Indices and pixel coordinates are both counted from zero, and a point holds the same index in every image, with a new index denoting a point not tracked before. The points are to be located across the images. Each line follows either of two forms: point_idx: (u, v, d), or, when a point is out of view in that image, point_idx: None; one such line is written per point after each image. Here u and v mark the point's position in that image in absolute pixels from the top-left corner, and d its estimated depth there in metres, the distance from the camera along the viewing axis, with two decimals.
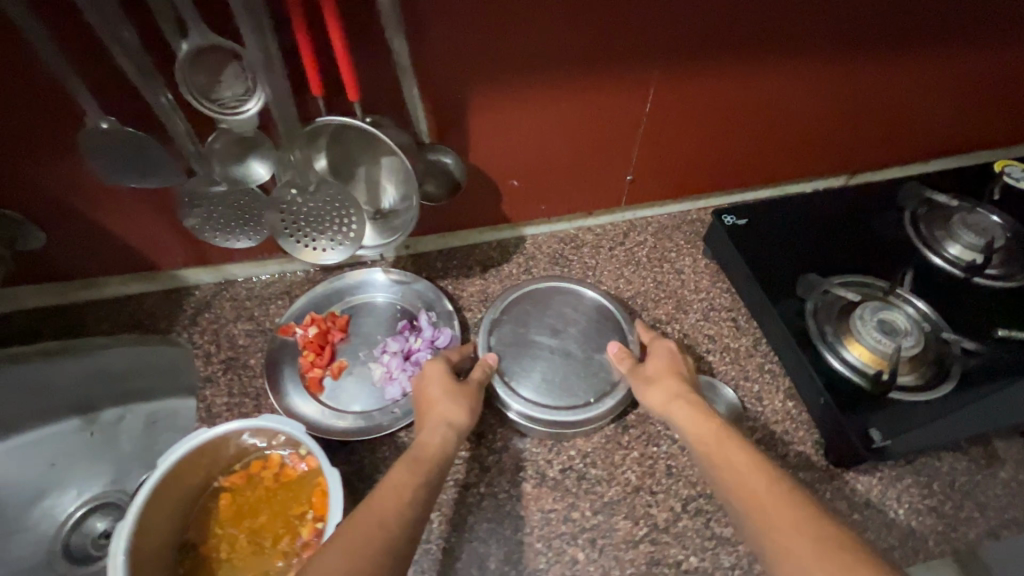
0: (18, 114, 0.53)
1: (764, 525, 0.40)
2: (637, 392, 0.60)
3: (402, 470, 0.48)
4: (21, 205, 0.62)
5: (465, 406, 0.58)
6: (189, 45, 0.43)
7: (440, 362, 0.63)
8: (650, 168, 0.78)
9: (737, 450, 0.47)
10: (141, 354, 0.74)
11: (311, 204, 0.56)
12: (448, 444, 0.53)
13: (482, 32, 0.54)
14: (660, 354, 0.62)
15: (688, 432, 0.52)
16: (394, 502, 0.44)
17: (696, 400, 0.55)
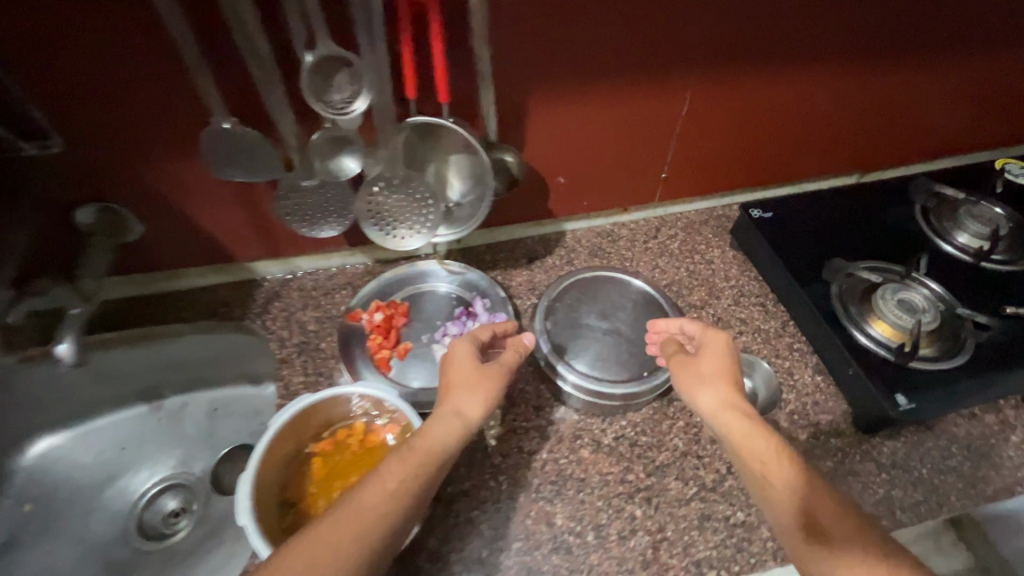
0: (141, 112, 0.57)
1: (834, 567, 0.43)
2: (684, 391, 0.58)
3: (393, 463, 0.50)
4: (125, 198, 0.66)
5: (483, 398, 0.57)
6: (313, 56, 0.50)
7: (468, 340, 0.63)
8: (683, 167, 0.86)
9: (797, 480, 0.48)
10: (214, 342, 0.81)
11: (397, 196, 0.64)
12: (450, 438, 0.53)
13: (550, 41, 0.62)
14: (713, 352, 0.59)
15: (743, 449, 0.52)
16: (376, 499, 0.47)
17: (749, 412, 0.54)
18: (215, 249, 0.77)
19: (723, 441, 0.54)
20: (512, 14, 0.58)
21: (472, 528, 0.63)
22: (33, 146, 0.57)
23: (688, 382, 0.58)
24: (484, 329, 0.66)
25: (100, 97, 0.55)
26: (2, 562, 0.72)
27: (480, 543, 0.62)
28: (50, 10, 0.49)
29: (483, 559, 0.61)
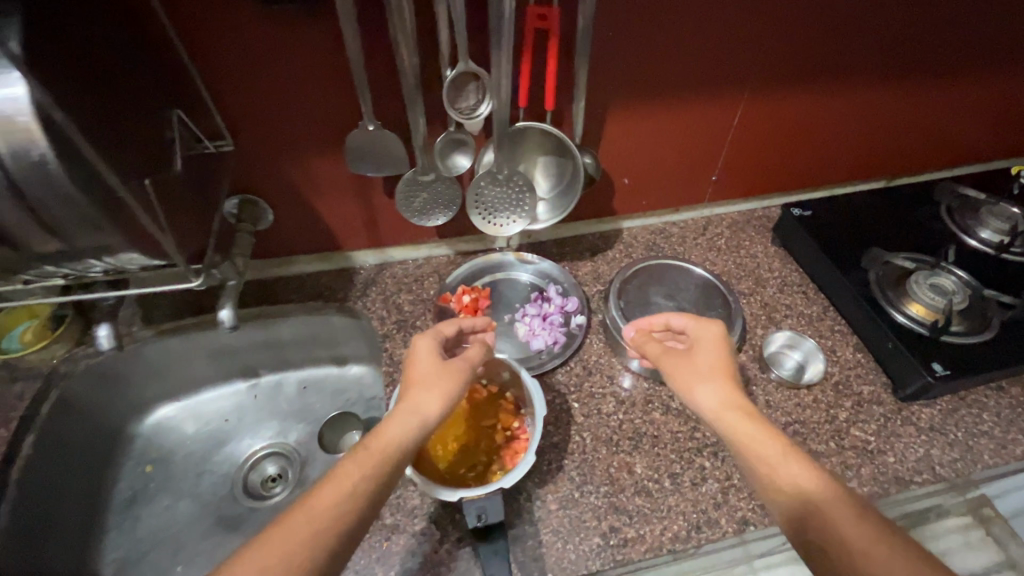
0: (297, 121, 0.69)
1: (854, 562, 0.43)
2: (681, 388, 0.61)
3: (348, 464, 0.51)
4: (266, 192, 0.77)
5: (443, 394, 0.59)
6: (453, 71, 0.63)
7: (431, 338, 0.65)
8: (730, 172, 0.97)
9: (808, 482, 0.49)
10: (316, 321, 0.88)
11: (501, 189, 0.76)
12: (408, 435, 0.55)
13: (634, 60, 0.74)
14: (707, 345, 0.64)
15: (746, 449, 0.53)
16: (332, 497, 0.48)
17: (747, 409, 0.57)
18: (325, 238, 0.88)
19: (726, 440, 0.56)
20: (606, 39, 0.70)
21: (564, 474, 0.72)
22: (213, 144, 0.67)
23: (685, 378, 0.61)
24: (446, 325, 0.69)
25: (272, 100, 0.66)
26: (133, 513, 0.88)
27: (572, 486, 0.71)
28: (246, 38, 0.60)
29: (576, 499, 0.70)
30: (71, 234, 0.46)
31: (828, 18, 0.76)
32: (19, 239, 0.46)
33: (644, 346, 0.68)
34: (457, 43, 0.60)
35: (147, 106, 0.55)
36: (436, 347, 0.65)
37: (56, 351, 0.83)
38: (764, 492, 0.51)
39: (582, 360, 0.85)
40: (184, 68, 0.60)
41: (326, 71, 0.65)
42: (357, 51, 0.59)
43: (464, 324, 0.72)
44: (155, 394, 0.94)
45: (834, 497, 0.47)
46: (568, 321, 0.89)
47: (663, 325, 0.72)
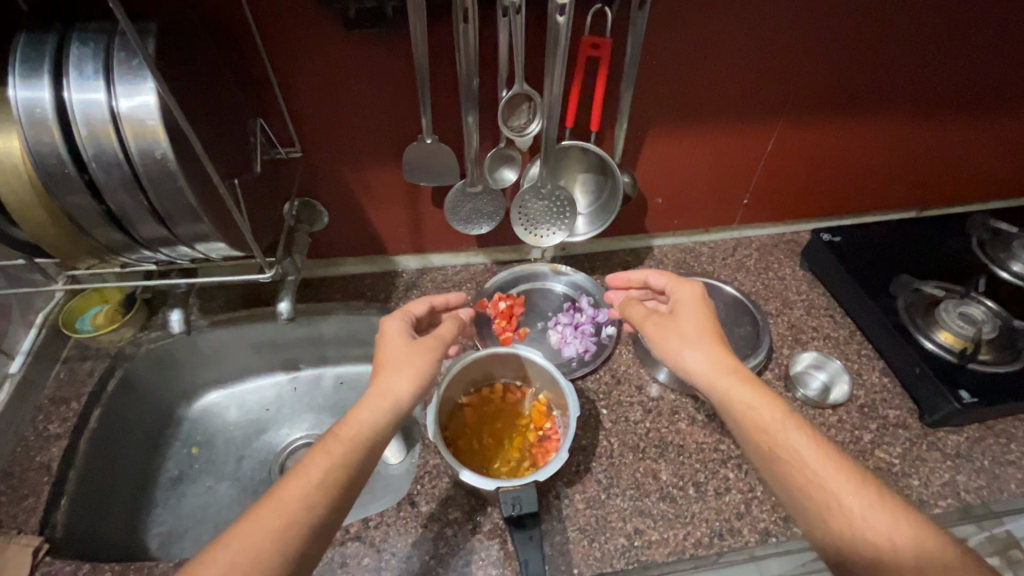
0: (360, 133, 0.75)
1: (856, 525, 0.50)
2: (669, 351, 0.65)
3: (317, 454, 0.56)
4: (325, 196, 0.83)
5: (414, 373, 0.64)
6: (509, 92, 0.68)
7: (400, 321, 0.71)
8: (759, 196, 1.00)
9: (807, 450, 0.55)
10: (359, 320, 0.93)
11: (544, 202, 0.81)
12: (379, 419, 0.60)
13: (676, 87, 0.78)
14: (690, 306, 0.68)
15: (746, 417, 0.59)
16: (303, 487, 0.53)
17: (738, 370, 0.61)
18: (372, 242, 0.94)
19: (720, 402, 0.61)
20: (651, 67, 0.75)
21: (591, 475, 0.75)
22: (284, 150, 0.74)
23: (674, 345, 0.64)
24: (414, 305, 0.75)
25: (340, 112, 0.72)
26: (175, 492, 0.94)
27: (599, 487, 0.74)
28: (323, 58, 0.66)
29: (603, 500, 0.73)
30: (175, 224, 0.51)
31: (861, 53, 0.80)
32: (131, 226, 0.52)
33: (629, 309, 0.72)
34: (515, 66, 0.66)
35: (237, 116, 0.61)
36: (404, 328, 0.70)
37: (124, 334, 0.90)
38: (765, 459, 0.57)
39: (611, 369, 0.88)
40: (266, 81, 0.67)
41: (392, 90, 0.70)
42: (425, 71, 0.65)
43: (436, 302, 0.79)
44: (203, 380, 1.00)
45: (831, 466, 0.54)
46: (599, 331, 0.93)
47: (642, 281, 0.79)
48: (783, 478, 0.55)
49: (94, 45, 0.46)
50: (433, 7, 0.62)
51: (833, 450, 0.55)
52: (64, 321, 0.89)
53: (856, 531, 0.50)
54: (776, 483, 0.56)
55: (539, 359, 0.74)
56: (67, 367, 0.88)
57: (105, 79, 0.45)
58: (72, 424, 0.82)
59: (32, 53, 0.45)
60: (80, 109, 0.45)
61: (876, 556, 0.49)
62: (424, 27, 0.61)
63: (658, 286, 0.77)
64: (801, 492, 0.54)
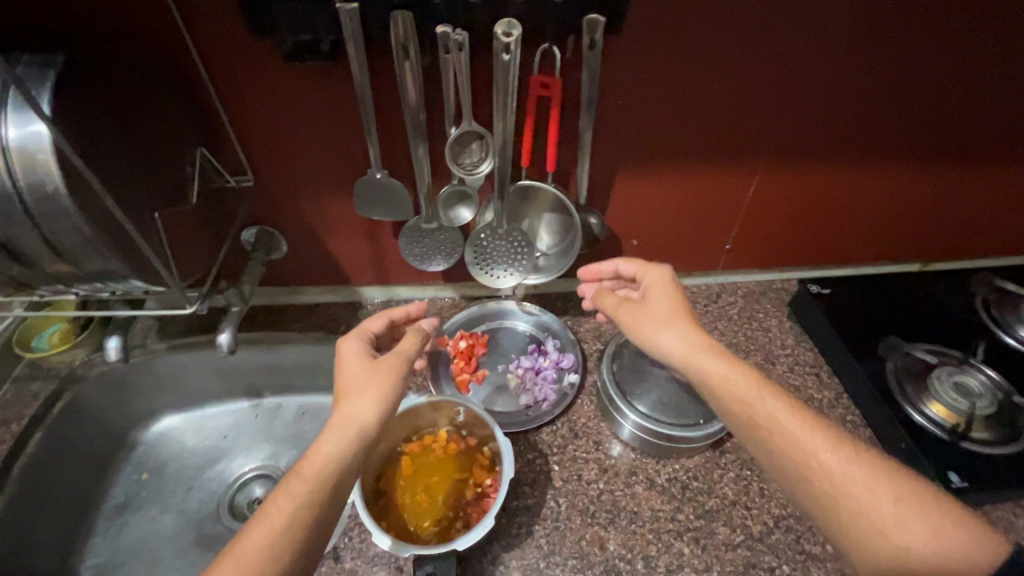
0: (311, 163, 0.73)
1: (839, 481, 0.51)
2: (645, 334, 0.64)
3: (279, 496, 0.52)
4: (280, 226, 0.81)
5: (380, 395, 0.59)
6: (458, 130, 0.65)
7: (356, 341, 0.65)
8: (747, 240, 0.94)
9: (783, 414, 0.55)
10: (316, 353, 0.90)
11: (500, 243, 0.77)
12: (345, 449, 0.56)
13: (645, 130, 0.74)
14: (661, 287, 0.67)
15: (723, 392, 0.57)
16: (265, 536, 0.49)
17: (711, 345, 0.61)
18: (334, 272, 0.91)
19: (696, 381, 0.60)
20: (615, 109, 0.71)
21: (533, 540, 0.70)
22: (235, 179, 0.73)
23: (651, 326, 0.64)
24: (373, 322, 0.70)
25: (289, 142, 0.70)
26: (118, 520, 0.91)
27: (539, 554, 0.69)
28: (266, 88, 0.64)
29: (541, 569, 0.68)
30: (79, 259, 0.50)
31: (856, 98, 0.74)
32: (31, 258, 0.50)
33: (601, 299, 0.70)
34: (461, 105, 0.63)
35: (171, 145, 0.59)
36: (364, 348, 0.65)
37: (78, 354, 0.89)
38: (746, 434, 0.56)
39: (570, 422, 0.82)
40: (212, 107, 0.65)
41: (340, 122, 0.68)
42: (367, 106, 0.62)
43: (395, 316, 0.73)
44: (161, 403, 0.97)
45: (807, 426, 0.54)
46: (561, 378, 0.87)
47: (612, 271, 0.76)
48: (765, 446, 0.55)
49: None
50: (374, 41, 0.59)
51: (804, 410, 0.56)
52: (19, 341, 0.89)
53: (838, 487, 0.51)
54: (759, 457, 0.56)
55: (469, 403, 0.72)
56: (16, 385, 0.87)
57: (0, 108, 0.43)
58: (8, 447, 0.81)
59: None
60: None
61: (859, 506, 0.50)
62: (361, 62, 0.58)
63: (628, 275, 0.74)
64: (783, 461, 0.53)
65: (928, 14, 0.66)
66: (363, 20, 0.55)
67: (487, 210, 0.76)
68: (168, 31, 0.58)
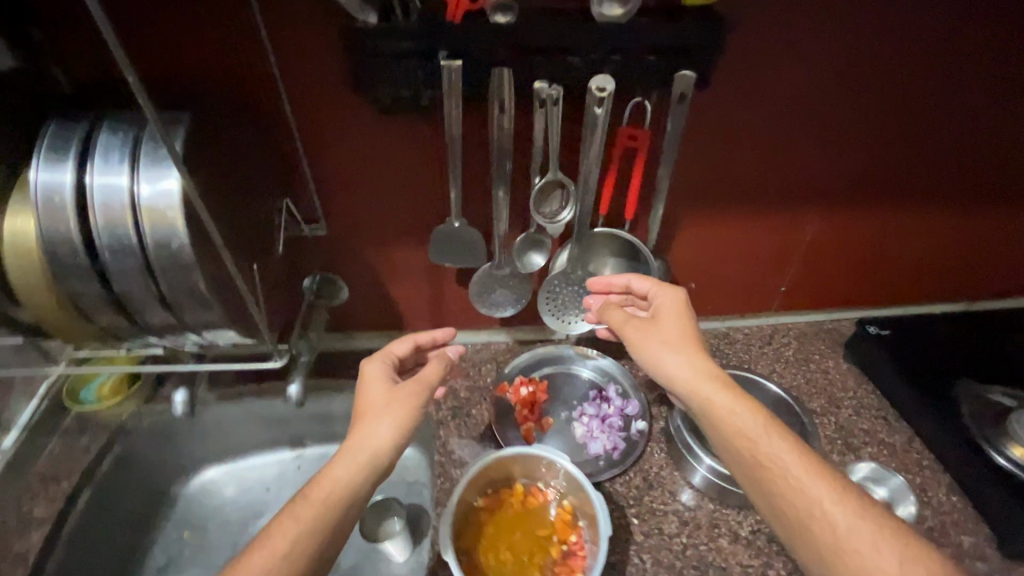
0: (386, 212, 0.72)
1: (843, 532, 0.49)
2: (649, 356, 0.62)
3: (285, 521, 0.50)
4: (345, 272, 0.80)
5: (395, 422, 0.57)
6: (541, 179, 0.66)
7: (382, 364, 0.64)
8: (801, 282, 0.94)
9: (788, 456, 0.53)
10: None
11: (573, 288, 0.78)
12: (356, 477, 0.54)
13: (715, 179, 0.74)
14: (672, 309, 0.65)
15: (728, 425, 0.56)
16: (266, 560, 0.48)
17: (719, 375, 0.59)
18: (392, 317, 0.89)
19: (698, 410, 0.58)
20: (689, 160, 0.71)
21: None
22: (309, 227, 0.72)
23: (656, 349, 0.62)
24: (398, 345, 0.68)
25: (366, 190, 0.70)
26: None
27: None
28: (354, 141, 0.64)
29: None
30: (182, 311, 0.48)
31: (905, 149, 0.75)
32: (136, 313, 0.49)
33: (608, 314, 0.68)
34: (549, 156, 0.64)
35: (263, 196, 0.59)
36: (388, 371, 0.63)
37: (127, 408, 0.84)
38: (748, 470, 0.54)
39: (642, 471, 0.80)
40: (296, 157, 0.65)
41: (422, 171, 0.68)
42: (457, 156, 0.63)
43: (422, 339, 0.71)
44: (201, 454, 0.92)
45: (812, 470, 0.52)
46: (628, 426, 0.85)
47: (623, 286, 0.72)
48: (764, 485, 0.53)
49: (126, 133, 0.44)
50: (470, 94, 0.60)
51: (813, 455, 0.54)
52: (68, 392, 0.84)
53: (839, 540, 0.48)
54: (757, 498, 0.54)
55: (568, 464, 0.68)
56: (63, 440, 0.82)
57: (130, 164, 0.43)
58: (58, 507, 0.76)
59: (58, 142, 0.44)
60: (101, 197, 0.43)
61: (860, 561, 0.47)
62: (458, 114, 0.59)
63: (641, 292, 0.70)
64: (784, 504, 0.52)
65: (979, 71, 0.67)
66: (466, 76, 0.57)
67: (561, 252, 0.76)
68: (262, 85, 0.59)
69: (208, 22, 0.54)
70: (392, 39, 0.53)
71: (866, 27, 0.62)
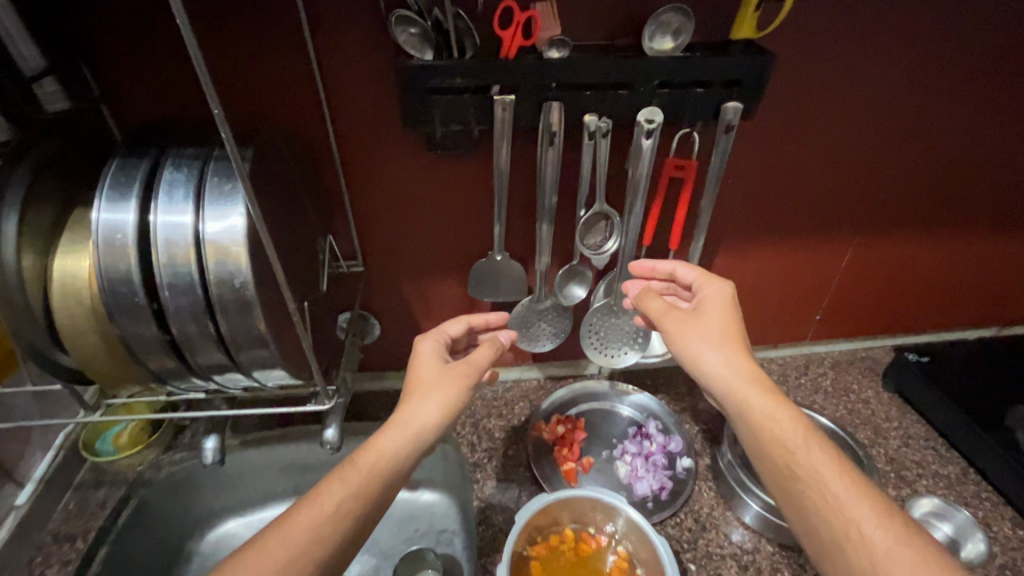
0: (427, 247, 0.71)
1: (882, 558, 0.42)
2: (684, 350, 0.57)
3: (333, 482, 0.47)
4: (379, 310, 0.77)
5: (443, 402, 0.54)
6: (586, 211, 0.65)
7: (433, 342, 0.60)
8: (835, 310, 0.92)
9: (828, 470, 0.48)
10: None
11: (614, 320, 0.76)
12: (405, 448, 0.50)
13: (753, 207, 0.74)
14: (717, 302, 0.60)
15: (765, 430, 0.51)
16: (314, 518, 0.45)
17: (759, 379, 0.54)
18: None
19: (733, 412, 0.54)
20: (728, 191, 0.72)
21: None
22: (346, 264, 0.71)
23: (693, 343, 0.57)
24: (452, 325, 0.65)
25: (407, 226, 0.69)
26: None
27: None
28: (400, 178, 0.64)
29: None
30: (238, 349, 0.47)
31: (936, 175, 0.75)
32: (188, 351, 0.47)
33: (645, 301, 0.62)
34: (596, 189, 0.64)
35: (305, 234, 0.58)
36: (440, 351, 0.60)
37: (147, 456, 0.79)
38: (780, 478, 0.49)
39: (693, 512, 0.76)
40: (338, 192, 0.64)
41: (466, 205, 0.68)
42: (503, 190, 0.63)
43: (474, 322, 0.68)
44: (219, 506, 0.85)
45: (854, 488, 0.47)
46: (673, 464, 0.81)
47: (667, 273, 0.68)
48: (795, 496, 0.48)
49: (189, 170, 0.45)
50: (519, 128, 0.60)
51: (857, 474, 0.48)
52: (85, 441, 0.79)
53: (876, 564, 0.42)
54: (786, 508, 0.49)
55: (628, 510, 0.65)
56: (78, 495, 0.78)
57: (195, 202, 0.44)
58: (71, 570, 0.71)
59: (122, 179, 0.45)
60: (165, 234, 0.43)
61: None
62: (508, 148, 0.59)
63: (684, 281, 0.66)
64: (817, 519, 0.46)
65: (1008, 101, 0.69)
66: (517, 111, 0.57)
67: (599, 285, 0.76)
68: (309, 120, 0.59)
69: (263, 58, 0.54)
70: (433, 76, 0.53)
71: (902, 58, 0.63)
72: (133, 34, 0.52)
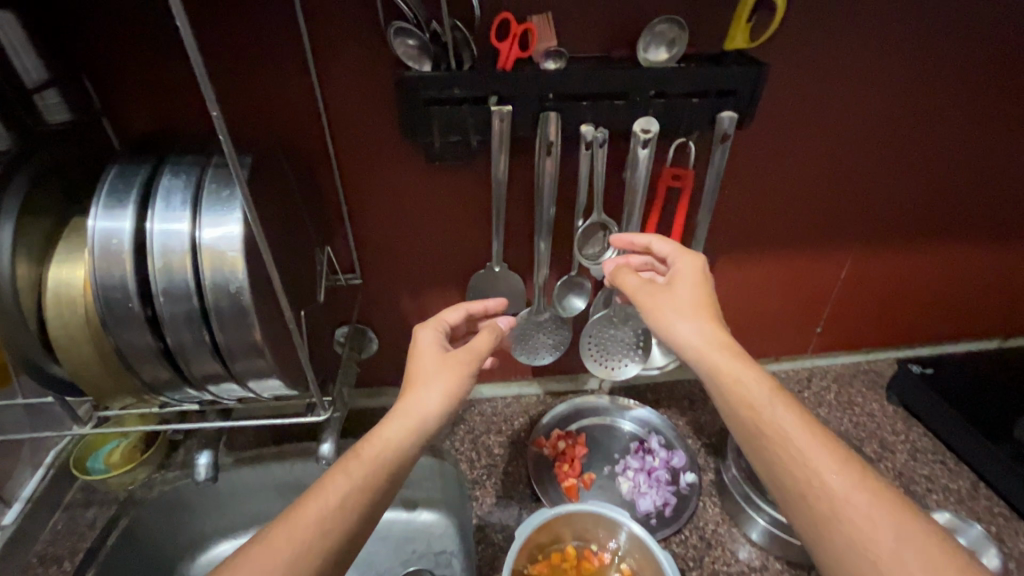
0: (425, 259, 0.71)
1: (840, 506, 0.43)
2: (658, 322, 0.56)
3: (336, 475, 0.46)
4: (376, 323, 0.77)
5: (446, 392, 0.52)
6: (585, 221, 0.66)
7: (433, 332, 0.59)
8: (836, 321, 0.92)
9: (794, 427, 0.48)
10: None
11: (614, 331, 0.76)
12: (409, 443, 0.49)
13: (750, 218, 0.74)
14: (689, 273, 0.59)
15: (732, 390, 0.51)
16: (318, 513, 0.43)
17: (728, 343, 0.54)
18: None
19: (704, 377, 0.53)
20: (725, 202, 0.72)
21: None
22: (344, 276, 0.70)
23: (666, 315, 0.56)
24: (450, 312, 0.63)
25: (405, 237, 0.69)
26: None
27: None
28: (398, 188, 0.64)
29: None
30: (232, 357, 0.46)
31: (931, 185, 0.76)
32: (182, 360, 0.47)
33: (621, 278, 0.60)
34: (594, 198, 0.64)
35: (303, 244, 0.58)
36: (440, 340, 0.58)
37: (139, 475, 0.78)
38: (748, 438, 0.49)
39: (698, 529, 0.74)
40: (336, 203, 0.65)
41: (465, 215, 0.68)
42: (502, 200, 0.63)
43: (474, 309, 0.65)
44: (211, 527, 0.83)
45: (818, 441, 0.46)
46: (676, 479, 0.80)
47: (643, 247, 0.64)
48: (761, 453, 0.48)
49: (186, 177, 0.45)
50: (517, 138, 0.61)
51: (821, 428, 0.48)
52: (76, 461, 0.77)
53: (836, 509, 0.43)
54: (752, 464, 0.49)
55: (632, 526, 0.63)
56: (67, 515, 0.76)
57: (192, 209, 0.44)
58: None
59: (118, 186, 0.45)
60: (161, 241, 0.43)
61: (858, 537, 0.41)
62: (507, 157, 0.59)
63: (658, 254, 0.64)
64: (782, 473, 0.46)
65: (998, 112, 0.70)
66: (515, 121, 0.57)
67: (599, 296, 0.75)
68: (309, 131, 0.59)
69: (264, 70, 0.55)
70: (433, 87, 0.54)
71: (893, 69, 0.64)
72: (137, 47, 0.52)
